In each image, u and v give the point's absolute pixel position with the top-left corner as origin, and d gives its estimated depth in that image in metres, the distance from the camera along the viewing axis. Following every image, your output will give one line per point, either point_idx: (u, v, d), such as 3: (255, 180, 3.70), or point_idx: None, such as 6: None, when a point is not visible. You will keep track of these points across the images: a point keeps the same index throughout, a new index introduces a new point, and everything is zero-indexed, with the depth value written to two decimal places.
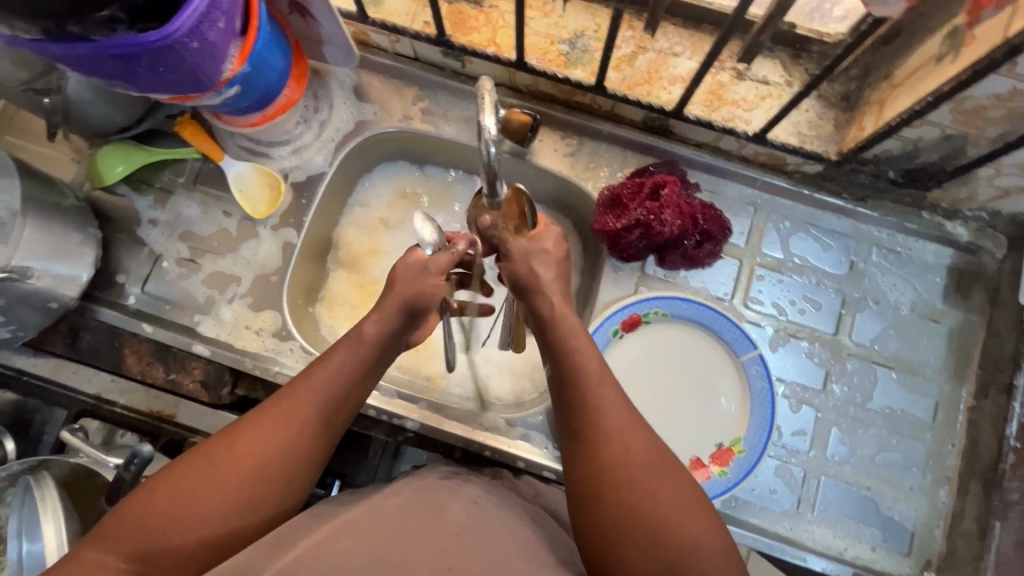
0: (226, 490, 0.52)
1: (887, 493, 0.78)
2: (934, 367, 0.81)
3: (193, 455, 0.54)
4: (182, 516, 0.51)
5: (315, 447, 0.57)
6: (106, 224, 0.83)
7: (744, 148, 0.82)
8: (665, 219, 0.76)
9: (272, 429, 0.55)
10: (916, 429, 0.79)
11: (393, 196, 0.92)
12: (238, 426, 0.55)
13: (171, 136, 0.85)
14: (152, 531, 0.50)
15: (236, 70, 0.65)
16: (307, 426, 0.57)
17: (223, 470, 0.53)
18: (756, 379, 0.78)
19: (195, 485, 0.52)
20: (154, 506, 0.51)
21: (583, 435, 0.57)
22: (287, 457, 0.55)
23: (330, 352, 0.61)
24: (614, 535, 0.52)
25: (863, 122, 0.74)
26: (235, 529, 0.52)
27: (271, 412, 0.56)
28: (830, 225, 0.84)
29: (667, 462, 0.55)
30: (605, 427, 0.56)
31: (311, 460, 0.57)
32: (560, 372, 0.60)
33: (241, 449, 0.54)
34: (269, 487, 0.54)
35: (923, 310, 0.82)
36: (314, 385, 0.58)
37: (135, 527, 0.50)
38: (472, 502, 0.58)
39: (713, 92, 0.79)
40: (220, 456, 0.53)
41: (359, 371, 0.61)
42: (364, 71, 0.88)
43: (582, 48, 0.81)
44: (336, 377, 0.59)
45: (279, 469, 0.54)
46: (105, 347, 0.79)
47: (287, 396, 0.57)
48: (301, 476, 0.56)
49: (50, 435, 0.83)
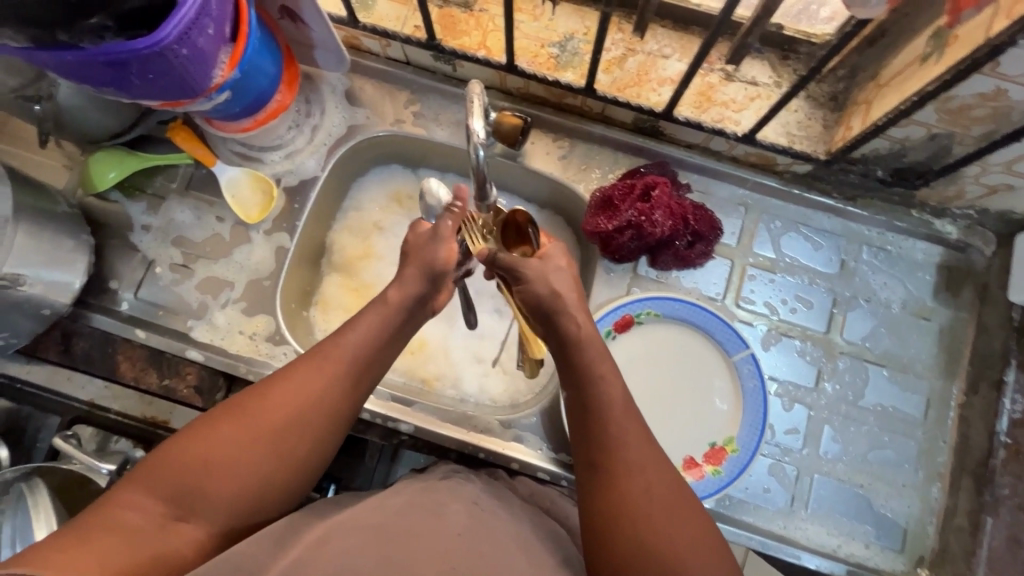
0: (260, 451, 0.53)
1: (880, 490, 0.78)
2: (925, 365, 0.81)
3: (229, 406, 0.54)
4: (219, 468, 0.51)
5: (344, 410, 0.57)
6: (99, 231, 0.83)
7: (735, 149, 0.83)
8: (657, 220, 0.76)
9: (304, 391, 0.55)
10: (908, 426, 0.80)
11: (385, 200, 0.92)
12: (271, 382, 0.55)
13: (163, 142, 0.85)
14: (188, 481, 0.51)
15: (226, 76, 0.66)
16: (339, 389, 0.56)
17: (256, 427, 0.53)
18: (748, 378, 0.78)
19: (230, 441, 0.52)
20: (192, 457, 0.51)
21: (599, 464, 0.57)
22: (318, 423, 0.55)
23: (364, 314, 0.60)
24: (622, 563, 0.52)
25: (851, 122, 0.75)
26: (266, 489, 0.53)
27: (304, 373, 0.56)
28: (821, 224, 0.85)
29: (684, 498, 0.56)
30: (628, 461, 0.56)
31: (341, 423, 0.57)
32: (581, 392, 0.59)
33: (274, 409, 0.54)
34: (301, 449, 0.54)
35: (913, 307, 0.82)
36: (345, 349, 0.58)
37: (174, 474, 0.51)
38: (473, 504, 0.58)
39: (702, 94, 0.80)
40: (256, 413, 0.54)
41: (387, 332, 0.60)
42: (356, 75, 0.89)
43: (572, 51, 0.81)
44: (368, 340, 0.59)
45: (307, 437, 0.54)
46: (99, 354, 0.80)
47: (321, 357, 0.57)
48: (330, 445, 0.56)
49: (44, 442, 0.83)
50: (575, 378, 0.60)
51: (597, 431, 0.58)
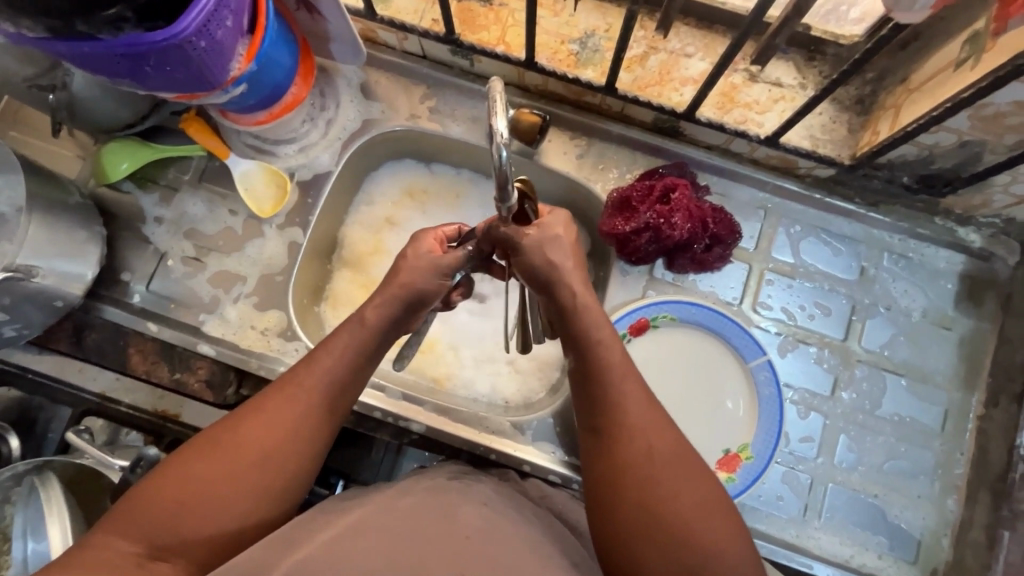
0: (236, 482, 0.52)
1: (895, 502, 0.77)
2: (944, 375, 0.80)
3: (202, 442, 0.54)
4: (196, 501, 0.51)
5: (321, 436, 0.57)
6: (111, 222, 0.83)
7: (756, 152, 0.81)
8: (675, 223, 0.75)
9: (278, 420, 0.55)
10: (925, 437, 0.79)
11: (399, 195, 0.91)
12: (243, 416, 0.55)
13: (176, 133, 0.84)
14: (164, 518, 0.50)
15: (243, 69, 0.65)
16: (315, 415, 0.56)
17: (232, 458, 0.53)
18: (764, 386, 0.77)
19: (206, 474, 0.52)
20: (166, 496, 0.51)
21: (601, 429, 0.57)
22: (295, 449, 0.55)
23: (337, 338, 0.60)
24: (624, 522, 0.53)
25: (878, 127, 0.73)
26: (246, 518, 0.53)
27: (278, 400, 0.56)
28: (841, 230, 0.83)
29: (686, 457, 0.55)
30: (629, 426, 0.56)
31: (318, 449, 0.57)
32: (582, 359, 0.59)
33: (248, 440, 0.54)
34: (279, 477, 0.54)
35: (934, 316, 0.81)
36: (317, 374, 0.57)
37: (150, 512, 0.50)
38: (481, 505, 0.57)
39: (726, 94, 0.78)
40: (230, 444, 0.53)
41: (362, 356, 0.60)
42: (371, 68, 0.87)
43: (593, 48, 0.80)
44: (341, 365, 0.58)
45: (285, 464, 0.54)
46: (110, 346, 0.79)
47: (294, 384, 0.57)
48: (307, 470, 0.56)
49: (55, 433, 0.82)
50: (575, 345, 0.59)
51: (598, 396, 0.57)
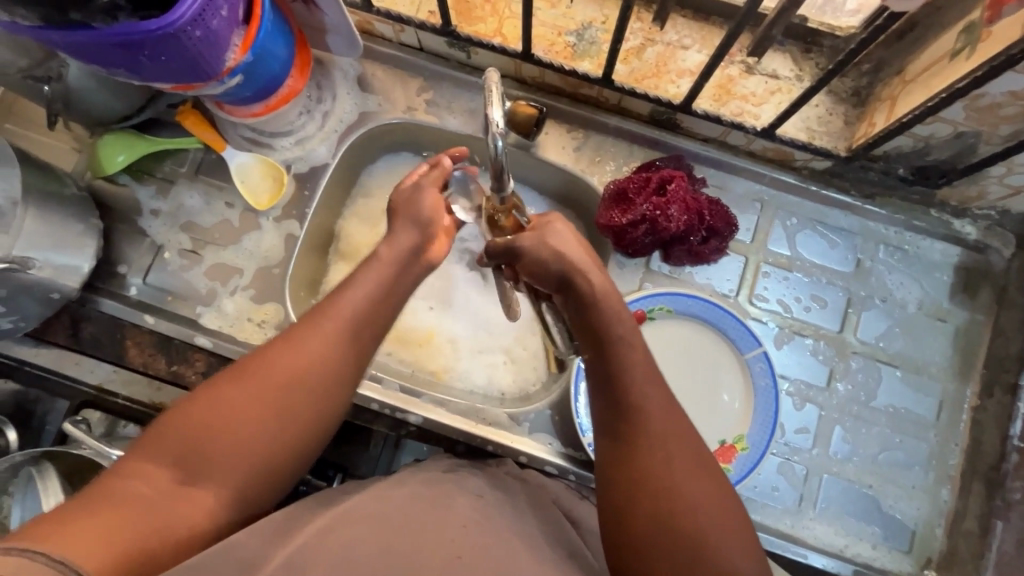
0: (262, 412, 0.52)
1: (889, 492, 0.78)
2: (939, 366, 0.80)
3: (230, 371, 0.53)
4: (222, 432, 0.50)
5: (347, 368, 0.56)
6: (108, 215, 0.83)
7: (752, 144, 0.81)
8: (672, 215, 0.75)
9: (302, 352, 0.54)
10: (919, 428, 0.79)
11: (396, 188, 0.91)
12: (267, 346, 0.54)
13: (171, 125, 0.84)
14: (192, 447, 0.50)
15: (239, 60, 0.64)
16: (339, 347, 0.55)
17: (258, 388, 0.52)
18: (760, 377, 0.77)
19: (230, 404, 0.51)
20: (195, 424, 0.50)
21: (620, 424, 0.55)
22: (324, 385, 0.54)
23: (361, 275, 0.59)
24: (639, 527, 0.51)
25: (874, 118, 0.73)
26: (272, 451, 0.52)
27: (304, 332, 0.55)
28: (837, 222, 0.83)
29: (704, 461, 0.54)
30: (646, 414, 0.54)
31: (345, 381, 0.56)
32: (601, 351, 0.57)
33: (276, 369, 0.53)
34: (304, 410, 0.53)
35: (929, 308, 0.81)
36: (345, 308, 0.57)
37: (176, 442, 0.50)
38: (476, 497, 0.58)
39: (722, 86, 0.78)
40: (255, 376, 0.52)
41: (386, 293, 0.59)
42: (368, 60, 0.87)
43: (589, 40, 0.80)
44: (367, 298, 0.58)
45: (312, 394, 0.54)
46: (107, 338, 0.79)
47: (319, 317, 0.56)
48: (333, 403, 0.55)
49: (52, 426, 0.82)
50: (595, 337, 0.57)
51: (618, 381, 0.56)
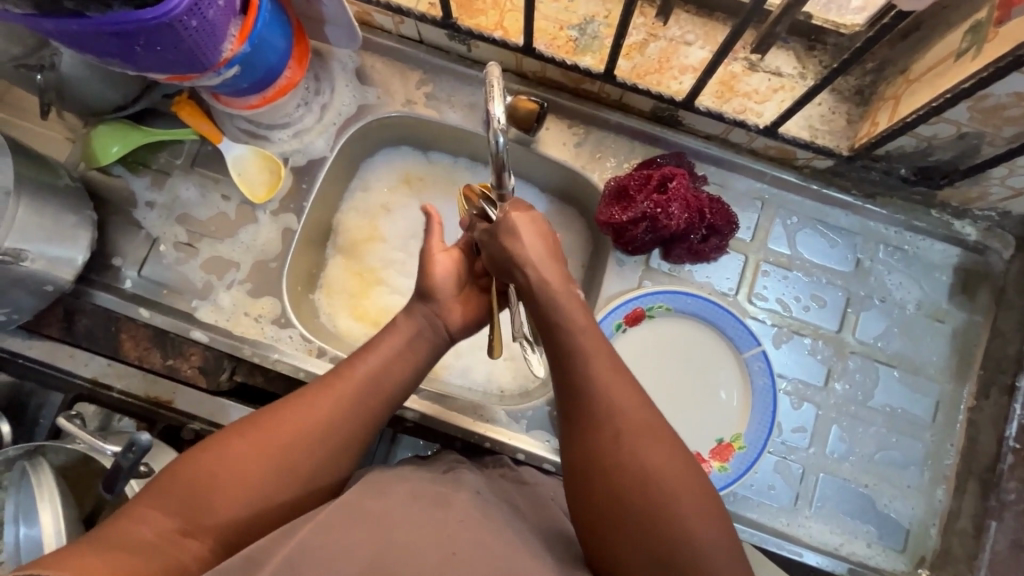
0: (267, 464, 0.52)
1: (885, 491, 0.78)
2: (936, 366, 0.81)
3: (245, 422, 0.55)
4: (227, 480, 0.51)
5: (355, 427, 0.57)
6: (103, 206, 0.82)
7: (755, 142, 0.81)
8: (673, 212, 0.75)
9: (313, 410, 0.56)
10: (915, 428, 0.79)
11: (394, 182, 0.91)
12: (285, 401, 0.56)
13: (167, 116, 0.83)
14: (197, 492, 0.50)
15: (236, 50, 0.63)
16: (350, 408, 0.57)
17: (267, 440, 0.53)
18: (758, 376, 0.77)
19: (239, 454, 0.52)
20: (203, 471, 0.51)
21: (573, 412, 0.55)
22: (330, 443, 0.55)
23: (381, 340, 0.62)
24: (600, 507, 0.52)
25: (877, 118, 0.73)
26: (271, 502, 0.52)
27: (321, 390, 0.57)
28: (837, 221, 0.83)
29: (657, 433, 0.53)
30: (594, 391, 0.54)
31: (351, 441, 0.56)
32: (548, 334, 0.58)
33: (288, 424, 0.54)
34: (307, 464, 0.54)
35: (928, 309, 0.81)
36: (358, 372, 0.59)
37: (185, 487, 0.50)
38: (476, 494, 0.58)
39: (725, 83, 0.77)
40: (267, 428, 0.54)
41: (399, 358, 0.61)
42: (367, 52, 0.86)
43: (592, 34, 0.79)
44: (383, 362, 0.60)
45: (317, 449, 0.54)
46: (102, 332, 0.78)
47: (337, 378, 0.58)
48: (337, 462, 0.56)
49: (45, 420, 0.81)
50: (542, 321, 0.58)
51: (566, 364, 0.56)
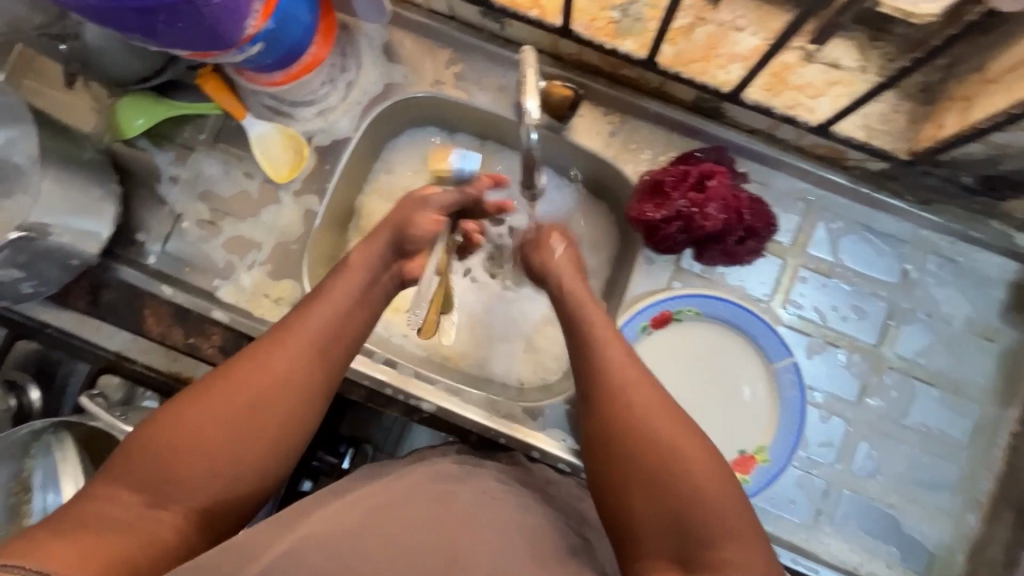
0: (232, 427, 0.51)
1: (912, 513, 0.75)
2: (980, 388, 0.76)
3: (199, 387, 0.52)
4: (193, 447, 0.49)
5: (318, 379, 0.55)
6: (127, 180, 0.82)
7: (803, 139, 0.75)
8: (709, 213, 0.71)
9: (272, 366, 0.53)
10: (951, 450, 0.76)
11: (419, 164, 0.88)
12: (237, 360, 0.54)
13: (191, 89, 0.81)
14: (161, 464, 0.48)
15: (260, 27, 0.61)
16: (309, 360, 0.55)
17: (227, 403, 0.51)
18: (787, 388, 0.74)
19: (200, 420, 0.50)
20: (163, 442, 0.49)
21: (603, 425, 0.54)
22: (296, 398, 0.54)
23: (328, 289, 0.60)
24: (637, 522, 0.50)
25: (943, 120, 0.67)
26: (246, 466, 0.51)
27: (275, 346, 0.55)
28: (886, 228, 0.78)
29: (697, 444, 0.52)
30: (633, 407, 0.53)
31: (316, 392, 0.55)
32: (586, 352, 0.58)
33: (247, 384, 0.52)
34: (275, 423, 0.52)
35: (976, 326, 0.77)
36: (311, 324, 0.56)
37: (146, 459, 0.48)
38: (483, 493, 0.56)
39: (776, 74, 0.72)
40: (224, 391, 0.52)
41: (351, 306, 0.59)
42: (396, 28, 0.82)
43: (635, 16, 0.73)
44: (334, 312, 0.58)
45: (283, 405, 0.53)
46: (124, 306, 0.79)
47: (288, 332, 0.56)
48: (305, 416, 0.54)
49: (73, 388, 0.83)
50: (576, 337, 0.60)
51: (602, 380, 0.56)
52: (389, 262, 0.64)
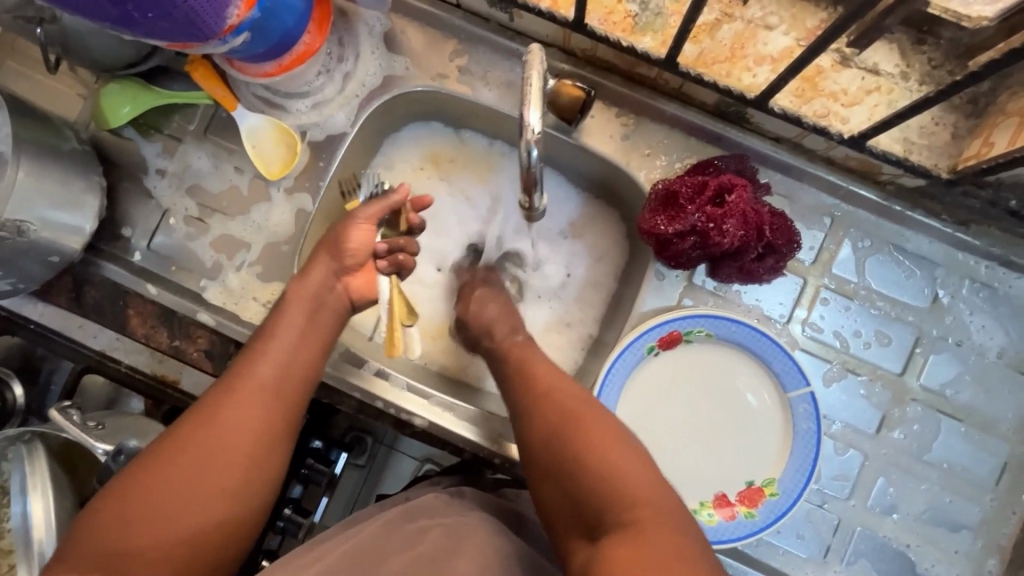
0: (185, 490, 0.51)
1: (927, 555, 0.71)
2: (1010, 425, 0.71)
3: (146, 454, 0.53)
4: (145, 518, 0.50)
5: (273, 424, 0.56)
6: (113, 170, 0.78)
7: (833, 150, 0.69)
8: (727, 229, 0.65)
9: (221, 419, 0.54)
10: (974, 490, 0.71)
11: (420, 162, 0.83)
12: (187, 418, 0.54)
13: (180, 76, 0.76)
14: (112, 541, 0.49)
15: (243, 16, 0.56)
16: (261, 407, 0.56)
17: (177, 466, 0.52)
18: (802, 419, 0.69)
19: (152, 488, 0.51)
20: (114, 518, 0.49)
21: (548, 471, 0.56)
22: (249, 447, 0.54)
23: (276, 330, 0.61)
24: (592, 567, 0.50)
25: (993, 137, 0.61)
26: (202, 526, 0.51)
27: (226, 398, 0.55)
28: (918, 248, 0.72)
29: (642, 483, 0.52)
30: (570, 449, 0.55)
31: (272, 438, 0.56)
32: (534, 400, 0.61)
33: (197, 441, 0.53)
34: (229, 478, 0.53)
35: (1011, 359, 0.71)
36: (259, 369, 0.58)
37: (96, 538, 0.49)
38: (456, 529, 0.58)
39: (808, 79, 0.66)
40: (172, 454, 0.52)
41: (298, 342, 0.61)
42: (398, 15, 0.77)
43: (654, 11, 0.68)
44: (281, 352, 0.59)
45: (237, 459, 0.54)
46: (109, 305, 0.76)
47: (237, 379, 0.57)
48: (261, 463, 0.55)
49: (57, 385, 0.80)
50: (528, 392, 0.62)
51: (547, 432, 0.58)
52: (330, 283, 0.65)
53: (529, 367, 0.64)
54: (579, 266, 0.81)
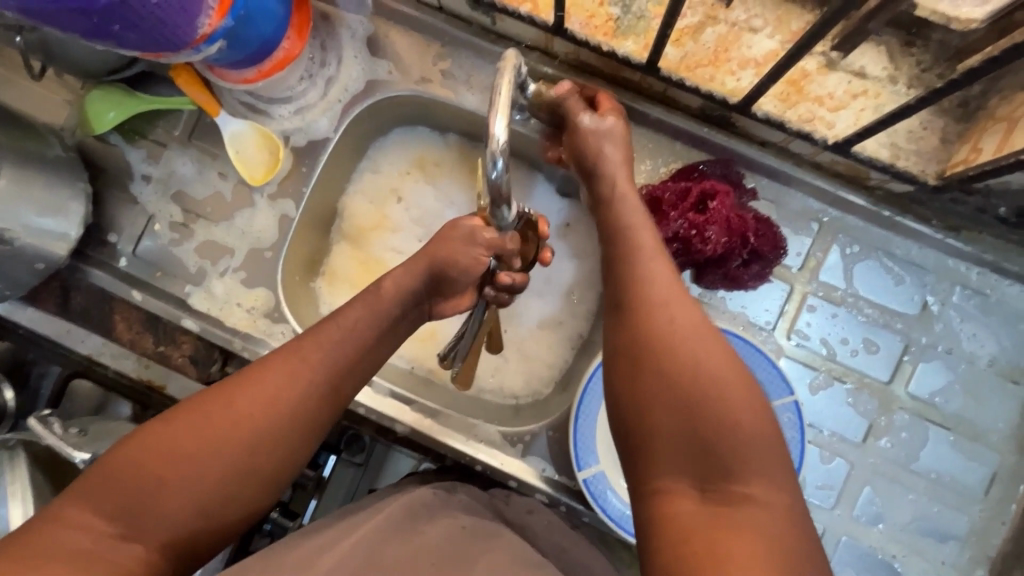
0: (222, 460, 0.46)
1: (914, 565, 0.70)
2: (1000, 435, 0.70)
3: (188, 406, 0.48)
4: (175, 477, 0.45)
5: (322, 415, 0.51)
6: (99, 176, 0.78)
7: (820, 155, 0.68)
8: (709, 236, 0.65)
9: (272, 393, 0.49)
10: (963, 500, 0.70)
11: (404, 166, 0.82)
12: (235, 381, 0.49)
13: (165, 82, 0.76)
14: (136, 493, 0.43)
15: (216, 25, 0.57)
16: (314, 395, 0.51)
17: (217, 428, 0.47)
18: (786, 427, 0.67)
19: (188, 446, 0.45)
20: (143, 468, 0.44)
21: (646, 372, 0.46)
22: (293, 433, 0.49)
23: (346, 311, 0.55)
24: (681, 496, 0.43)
25: (981, 143, 0.59)
26: (230, 501, 0.47)
27: (281, 371, 0.50)
28: (908, 254, 0.71)
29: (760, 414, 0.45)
30: (680, 364, 0.45)
31: (317, 429, 0.51)
32: (638, 296, 0.50)
33: (245, 407, 0.48)
34: (267, 458, 0.48)
35: (1002, 368, 0.70)
36: (322, 351, 0.52)
37: (118, 485, 0.43)
38: (456, 526, 0.55)
39: (792, 82, 0.65)
40: (216, 414, 0.47)
41: (371, 331, 0.55)
42: (381, 19, 0.76)
43: (636, 13, 0.66)
44: (349, 336, 0.54)
45: (282, 442, 0.49)
46: (96, 311, 0.78)
47: (297, 354, 0.51)
48: (301, 451, 0.50)
49: (46, 389, 0.81)
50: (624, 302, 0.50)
51: (652, 344, 0.47)
52: (419, 300, 0.60)
53: (632, 241, 0.54)
54: (564, 270, 0.80)
